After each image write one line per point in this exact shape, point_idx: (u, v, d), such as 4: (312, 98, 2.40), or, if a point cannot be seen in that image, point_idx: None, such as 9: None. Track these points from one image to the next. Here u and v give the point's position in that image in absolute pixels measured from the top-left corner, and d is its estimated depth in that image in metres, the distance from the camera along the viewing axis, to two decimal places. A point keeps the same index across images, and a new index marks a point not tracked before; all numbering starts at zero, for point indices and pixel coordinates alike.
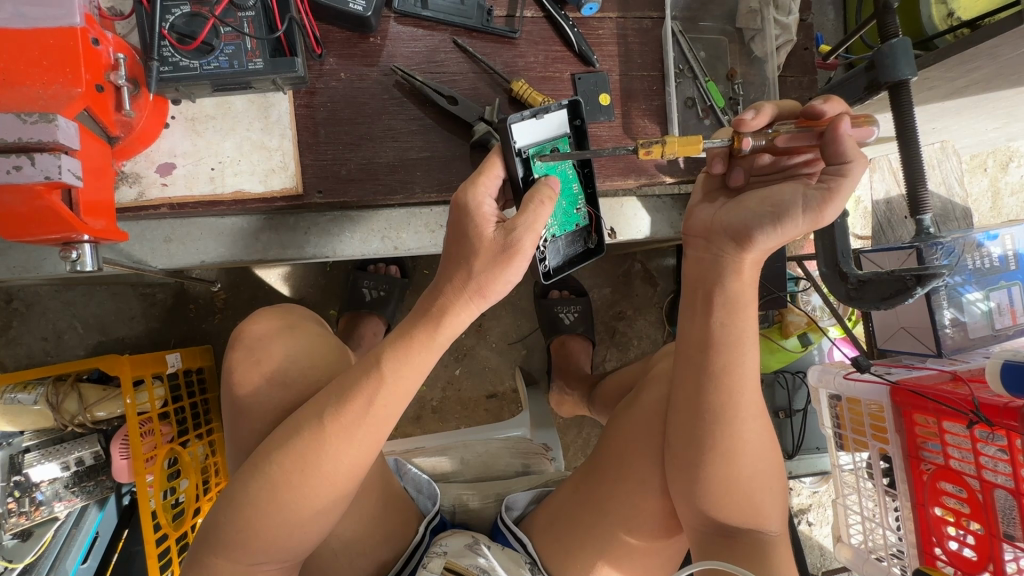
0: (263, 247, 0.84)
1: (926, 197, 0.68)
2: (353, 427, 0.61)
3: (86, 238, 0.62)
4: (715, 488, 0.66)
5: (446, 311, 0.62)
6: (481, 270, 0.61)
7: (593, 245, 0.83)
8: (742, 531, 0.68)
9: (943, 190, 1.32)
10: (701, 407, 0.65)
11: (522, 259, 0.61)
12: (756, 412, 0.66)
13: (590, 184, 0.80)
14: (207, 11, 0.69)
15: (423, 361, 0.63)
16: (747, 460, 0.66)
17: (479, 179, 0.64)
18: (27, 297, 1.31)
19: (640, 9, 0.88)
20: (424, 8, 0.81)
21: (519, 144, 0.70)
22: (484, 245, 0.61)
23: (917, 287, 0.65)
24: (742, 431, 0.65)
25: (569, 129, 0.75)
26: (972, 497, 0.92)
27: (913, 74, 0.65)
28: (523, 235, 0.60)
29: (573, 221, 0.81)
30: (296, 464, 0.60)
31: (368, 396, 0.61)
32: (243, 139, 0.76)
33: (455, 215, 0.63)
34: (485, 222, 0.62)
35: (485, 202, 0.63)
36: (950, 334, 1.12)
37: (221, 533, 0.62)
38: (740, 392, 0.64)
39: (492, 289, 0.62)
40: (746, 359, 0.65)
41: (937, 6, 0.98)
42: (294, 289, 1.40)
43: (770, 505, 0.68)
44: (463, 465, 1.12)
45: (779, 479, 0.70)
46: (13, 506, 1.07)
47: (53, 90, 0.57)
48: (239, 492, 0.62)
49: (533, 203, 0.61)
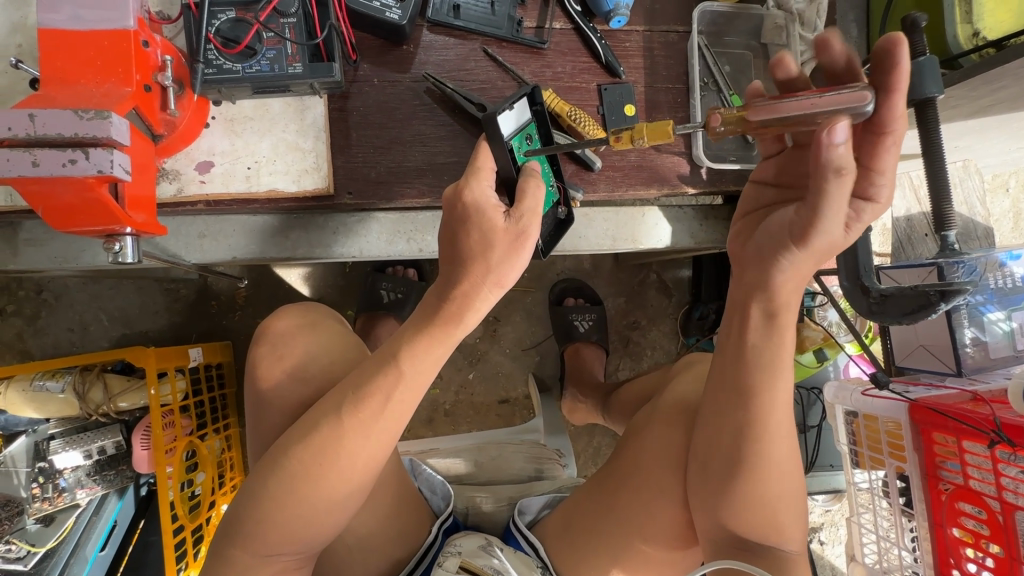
0: (292, 245, 0.86)
1: (951, 214, 0.67)
2: (370, 421, 0.62)
3: (128, 231, 0.64)
4: (740, 503, 0.65)
5: (466, 305, 0.63)
6: (498, 259, 0.62)
7: (561, 215, 0.84)
8: (760, 547, 0.68)
9: (965, 209, 1.31)
10: (729, 422, 0.64)
11: (532, 242, 0.64)
12: (788, 430, 0.65)
13: (555, 161, 0.83)
14: (251, 16, 0.71)
15: (439, 356, 0.64)
16: (774, 479, 0.65)
17: (476, 174, 0.63)
18: (55, 288, 1.34)
19: (666, 22, 0.90)
20: (456, 17, 0.83)
21: (505, 134, 0.71)
22: (497, 237, 0.62)
23: (940, 302, 0.66)
24: (769, 449, 0.63)
25: (531, 115, 0.77)
26: (992, 519, 0.91)
27: (940, 91, 0.64)
28: (532, 221, 0.64)
29: (548, 197, 0.83)
30: (314, 456, 0.61)
31: (386, 393, 0.62)
32: (279, 140, 0.78)
33: (457, 211, 0.63)
34: (494, 213, 0.62)
35: (489, 193, 0.63)
36: (970, 353, 1.11)
37: (242, 524, 0.63)
38: (770, 413, 0.63)
39: (510, 278, 0.64)
40: (785, 376, 0.63)
41: (962, 26, 0.97)
42: (313, 289, 1.42)
43: (790, 524, 0.67)
44: (477, 468, 1.14)
45: (801, 499, 0.68)
46: (37, 491, 1.11)
47: (106, 89, 0.60)
48: (259, 482, 0.63)
49: (529, 189, 0.65)
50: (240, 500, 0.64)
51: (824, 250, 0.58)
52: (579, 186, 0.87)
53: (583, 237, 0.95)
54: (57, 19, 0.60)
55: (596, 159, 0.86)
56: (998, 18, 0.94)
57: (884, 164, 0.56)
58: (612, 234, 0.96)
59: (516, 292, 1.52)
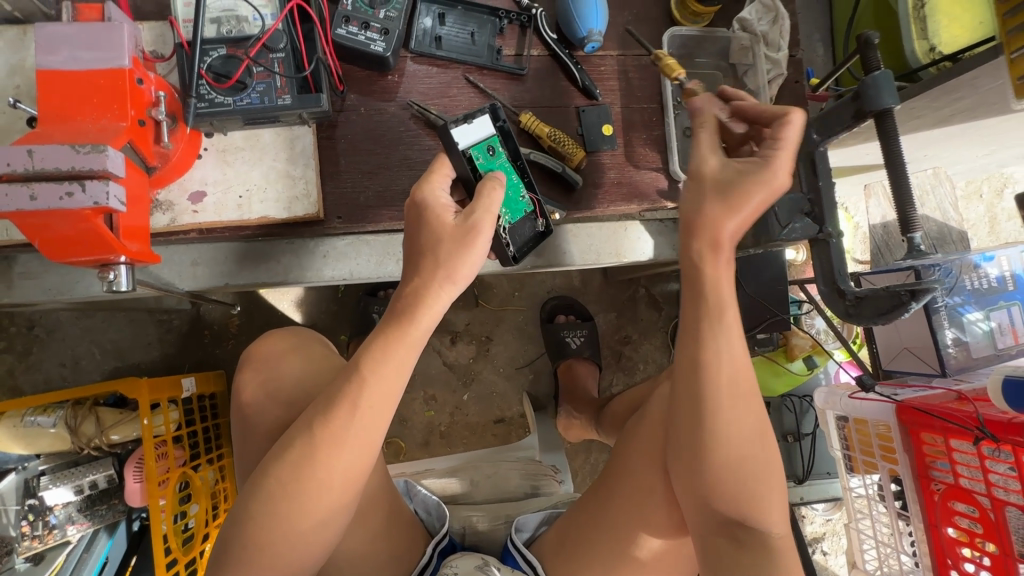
0: (284, 269, 0.88)
1: (915, 216, 0.69)
2: (343, 434, 0.62)
3: (123, 259, 0.65)
4: (717, 485, 0.64)
5: (420, 303, 0.65)
6: (446, 254, 0.65)
7: (541, 226, 0.85)
8: (748, 537, 0.65)
9: (938, 214, 1.36)
10: (698, 416, 0.62)
11: (483, 237, 0.67)
12: (753, 406, 0.63)
13: (525, 171, 0.83)
14: (241, 52, 0.74)
15: (401, 358, 0.64)
16: (742, 455, 0.63)
17: (431, 177, 0.71)
18: (47, 323, 1.35)
19: (638, 47, 0.94)
20: (437, 47, 0.87)
21: (462, 144, 0.77)
22: (446, 231, 0.66)
23: (911, 302, 0.67)
24: (735, 422, 0.62)
25: (494, 130, 0.80)
26: (983, 516, 0.92)
27: (897, 101, 0.68)
28: (482, 216, 0.67)
29: (520, 207, 0.84)
30: (292, 475, 0.62)
31: (353, 399, 0.62)
32: (270, 168, 0.80)
33: (412, 211, 0.69)
34: (444, 211, 0.68)
35: (441, 194, 0.69)
36: (952, 354, 1.13)
37: (230, 554, 0.63)
38: (729, 386, 0.62)
39: (463, 271, 0.66)
40: (738, 342, 0.62)
41: (919, 41, 1.02)
42: (305, 316, 1.44)
43: (775, 508, 0.65)
44: (472, 487, 1.14)
45: (781, 482, 0.66)
46: (26, 529, 1.09)
47: (101, 124, 0.63)
48: (245, 508, 0.63)
49: (485, 191, 0.69)
50: (229, 526, 0.64)
51: (715, 182, 0.63)
52: (562, 204, 0.90)
53: (568, 253, 0.97)
54: (55, 61, 0.63)
55: (578, 177, 0.88)
56: (951, 34, 0.99)
57: (787, 134, 0.65)
58: (596, 250, 0.99)
59: (508, 311, 1.54)
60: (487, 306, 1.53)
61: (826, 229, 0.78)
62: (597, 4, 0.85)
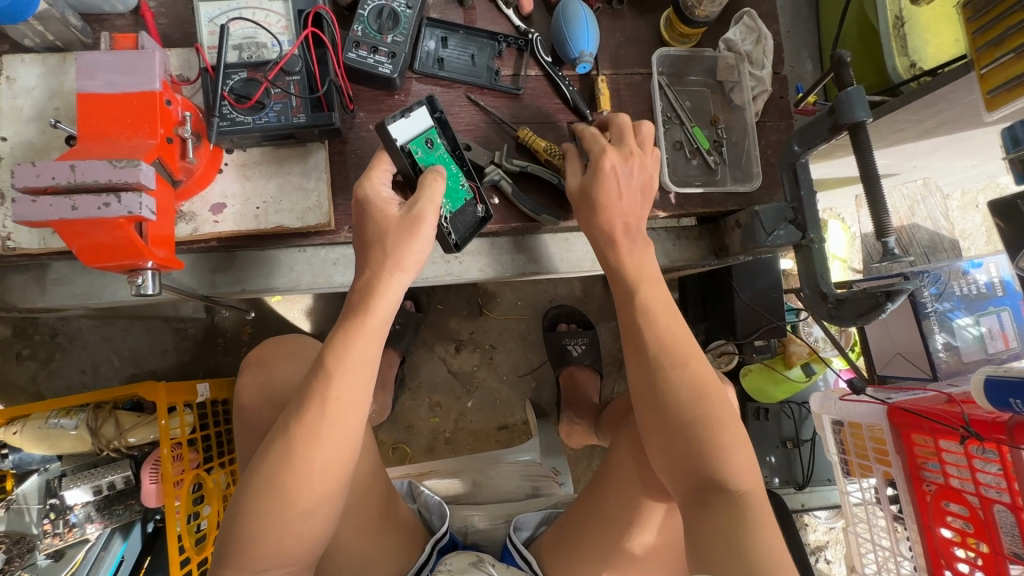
0: (297, 276, 0.94)
1: (889, 221, 0.73)
2: (315, 425, 0.64)
3: (150, 265, 0.71)
4: (674, 448, 0.68)
5: (374, 291, 0.70)
6: (393, 243, 0.72)
7: (480, 211, 0.87)
8: (715, 499, 0.65)
9: (929, 223, 1.40)
10: (644, 384, 0.72)
11: (426, 227, 0.74)
12: (692, 369, 0.71)
13: (466, 161, 0.86)
14: (261, 76, 0.81)
15: (365, 347, 0.68)
16: (692, 413, 0.68)
17: (371, 174, 0.77)
18: (69, 331, 1.41)
19: (630, 66, 1.00)
20: (441, 69, 0.94)
21: (399, 139, 0.80)
22: (390, 224, 0.73)
23: (887, 302, 0.71)
24: (673, 378, 0.70)
25: (433, 121, 0.84)
26: (973, 515, 0.94)
27: (869, 116, 0.73)
28: (422, 207, 0.73)
29: (461, 196, 0.87)
30: (274, 467, 0.64)
31: (321, 395, 0.65)
32: (285, 181, 0.86)
33: (360, 208, 0.76)
34: (387, 205, 0.75)
35: (380, 189, 0.76)
36: (943, 358, 1.16)
37: (228, 550, 0.65)
38: (664, 347, 0.72)
39: (409, 260, 0.72)
40: (659, 315, 0.75)
41: (900, 57, 1.07)
42: (314, 324, 1.49)
43: (740, 466, 0.67)
44: (475, 488, 1.20)
45: (743, 447, 0.68)
46: (48, 527, 1.15)
47: (134, 142, 0.69)
48: (235, 507, 0.65)
49: (428, 182, 0.75)
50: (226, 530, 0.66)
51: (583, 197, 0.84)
52: (558, 214, 0.94)
53: (566, 259, 1.07)
54: (93, 85, 0.70)
55: None
56: (934, 49, 1.05)
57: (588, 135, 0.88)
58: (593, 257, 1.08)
59: (511, 320, 1.59)
60: (491, 315, 1.57)
61: (808, 236, 0.83)
62: (589, 27, 0.91)
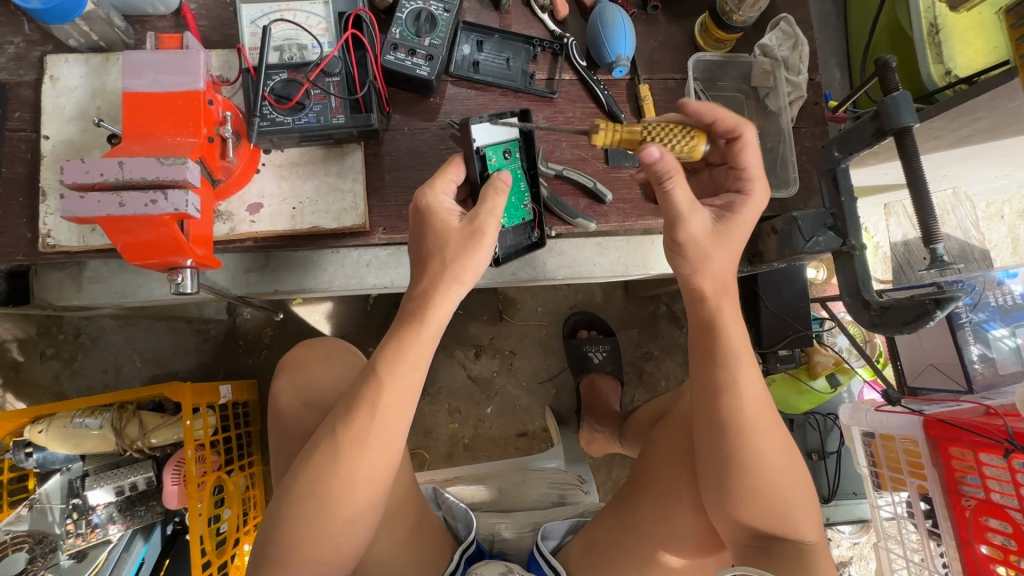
0: (329, 277, 0.94)
1: (938, 229, 0.71)
2: (364, 434, 0.63)
3: (189, 263, 0.71)
4: (742, 490, 0.68)
5: (430, 301, 0.68)
6: (453, 256, 0.69)
7: (534, 237, 0.90)
8: (777, 544, 0.69)
9: (959, 233, 1.38)
10: (706, 413, 0.69)
11: (488, 241, 0.71)
12: (761, 405, 0.68)
13: (536, 184, 0.89)
14: (301, 77, 0.81)
15: (416, 358, 0.67)
16: (760, 453, 0.67)
17: (436, 182, 0.75)
18: (92, 331, 1.41)
19: (664, 71, 0.99)
20: (475, 72, 0.94)
21: (478, 142, 0.82)
22: (452, 235, 0.70)
23: (935, 310, 0.69)
24: (742, 407, 0.67)
25: (520, 136, 0.87)
26: (1017, 532, 0.91)
27: (914, 120, 0.71)
28: (484, 219, 0.71)
29: (520, 215, 0.90)
30: (318, 473, 0.63)
31: (373, 403, 0.64)
32: (321, 182, 0.86)
33: (418, 215, 0.74)
34: (449, 214, 0.72)
35: (444, 199, 0.74)
36: (979, 370, 1.14)
37: (267, 554, 0.64)
38: (739, 380, 0.68)
39: (468, 273, 0.69)
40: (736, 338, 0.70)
41: (935, 65, 1.06)
42: (335, 327, 1.49)
43: (802, 514, 0.69)
44: (500, 494, 1.16)
45: (802, 485, 0.69)
46: (71, 527, 1.15)
47: (178, 141, 0.69)
48: (276, 512, 0.64)
49: (489, 197, 0.72)
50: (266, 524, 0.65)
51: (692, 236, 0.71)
52: (592, 218, 0.93)
53: (597, 264, 1.05)
54: (139, 84, 0.70)
55: (608, 193, 0.93)
56: (967, 57, 1.04)
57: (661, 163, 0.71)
58: (624, 261, 1.06)
59: (531, 326, 1.58)
60: (511, 320, 1.56)
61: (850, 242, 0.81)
62: (625, 32, 0.91)
